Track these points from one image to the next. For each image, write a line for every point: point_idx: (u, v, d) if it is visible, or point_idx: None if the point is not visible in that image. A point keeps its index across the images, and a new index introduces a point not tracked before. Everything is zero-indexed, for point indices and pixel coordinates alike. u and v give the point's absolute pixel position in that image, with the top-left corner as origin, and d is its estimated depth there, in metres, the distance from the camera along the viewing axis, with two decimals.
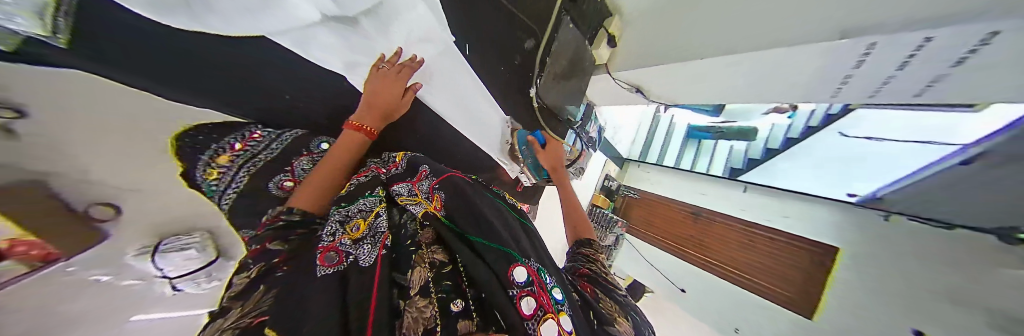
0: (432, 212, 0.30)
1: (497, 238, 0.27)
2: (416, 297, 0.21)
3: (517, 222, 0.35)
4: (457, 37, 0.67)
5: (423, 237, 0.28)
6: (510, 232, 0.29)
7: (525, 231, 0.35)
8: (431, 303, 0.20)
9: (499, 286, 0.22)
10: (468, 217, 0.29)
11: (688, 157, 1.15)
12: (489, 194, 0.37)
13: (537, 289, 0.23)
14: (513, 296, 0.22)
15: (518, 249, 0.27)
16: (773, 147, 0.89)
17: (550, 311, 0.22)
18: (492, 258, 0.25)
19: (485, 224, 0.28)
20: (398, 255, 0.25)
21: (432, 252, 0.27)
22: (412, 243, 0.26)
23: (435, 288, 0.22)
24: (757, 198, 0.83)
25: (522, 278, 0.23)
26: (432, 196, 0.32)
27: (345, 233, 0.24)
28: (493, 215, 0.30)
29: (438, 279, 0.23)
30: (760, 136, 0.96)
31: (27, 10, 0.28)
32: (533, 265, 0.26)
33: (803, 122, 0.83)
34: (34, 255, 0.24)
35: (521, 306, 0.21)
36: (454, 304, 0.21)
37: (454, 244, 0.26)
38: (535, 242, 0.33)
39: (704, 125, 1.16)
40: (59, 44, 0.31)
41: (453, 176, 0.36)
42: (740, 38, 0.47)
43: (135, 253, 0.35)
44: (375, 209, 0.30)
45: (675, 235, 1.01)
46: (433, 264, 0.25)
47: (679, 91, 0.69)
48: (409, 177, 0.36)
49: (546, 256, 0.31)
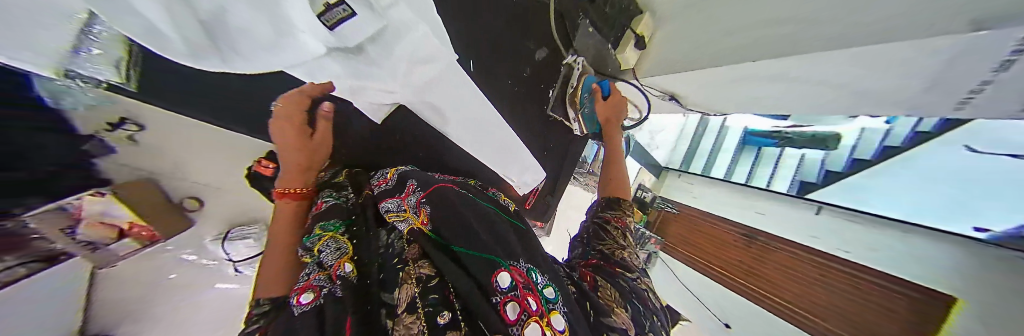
0: (417, 227, 0.31)
1: (480, 245, 0.26)
2: (403, 315, 0.20)
3: (507, 224, 0.33)
4: (460, 53, 0.63)
5: (408, 254, 0.29)
6: (495, 236, 0.28)
7: (517, 233, 0.33)
8: (419, 318, 0.19)
9: (481, 295, 0.21)
10: (450, 227, 0.28)
11: (744, 168, 0.98)
12: (466, 193, 0.37)
13: (524, 291, 0.22)
14: (496, 304, 0.21)
15: (504, 251, 0.26)
16: (862, 158, 0.66)
17: (537, 313, 0.20)
18: (476, 268, 0.24)
19: (465, 231, 0.27)
20: (386, 275, 0.26)
21: (419, 268, 0.26)
22: (399, 261, 0.28)
23: (422, 303, 0.21)
24: (828, 222, 0.61)
25: (505, 283, 0.22)
26: (419, 210, 0.33)
27: (322, 271, 0.26)
28: (477, 221, 0.29)
29: (425, 293, 0.22)
30: (844, 143, 0.73)
31: (106, 66, 0.37)
32: (523, 267, 0.25)
33: (909, 127, 0.58)
34: (144, 235, 0.45)
35: (504, 313, 0.20)
36: (441, 316, 0.20)
37: (438, 260, 0.26)
38: (528, 242, 0.32)
39: (763, 130, 0.99)
40: (127, 86, 0.42)
41: (442, 188, 0.35)
42: (792, 38, 0.39)
43: (212, 237, 0.58)
44: (324, 238, 0.31)
45: (722, 261, 0.82)
46: (420, 279, 0.24)
47: (717, 93, 0.60)
48: (399, 193, 0.38)
49: (538, 255, 0.29)
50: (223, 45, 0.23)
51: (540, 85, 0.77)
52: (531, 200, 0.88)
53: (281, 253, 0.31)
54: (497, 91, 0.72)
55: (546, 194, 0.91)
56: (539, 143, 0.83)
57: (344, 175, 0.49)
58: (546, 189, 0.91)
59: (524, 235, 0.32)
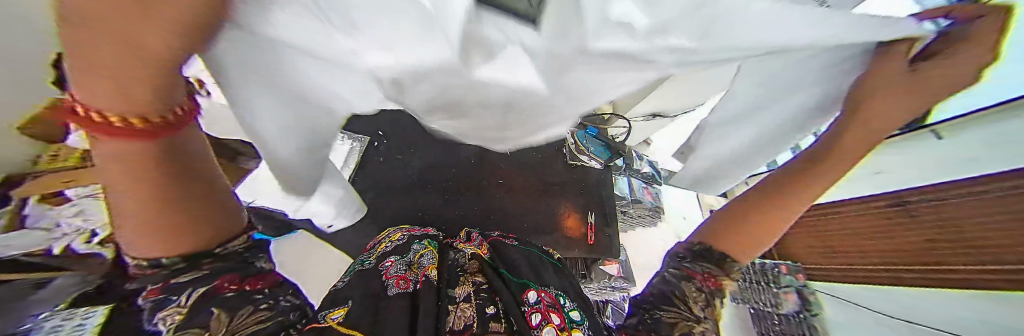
0: (479, 253, 0.32)
1: (522, 273, 0.28)
2: (458, 303, 0.23)
3: (551, 265, 0.33)
4: None
5: (468, 266, 0.30)
6: (534, 266, 0.30)
7: (562, 273, 0.32)
8: (470, 306, 0.23)
9: (512, 300, 0.24)
10: (505, 260, 0.30)
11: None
12: (518, 244, 0.35)
13: (547, 307, 0.23)
14: (524, 311, 0.23)
15: (537, 278, 0.27)
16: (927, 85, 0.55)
17: (560, 326, 0.22)
18: (515, 287, 0.26)
19: (513, 261, 0.30)
20: (448, 276, 0.28)
21: (473, 277, 0.28)
22: (461, 270, 0.29)
23: (474, 297, 0.24)
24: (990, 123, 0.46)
25: (533, 298, 0.24)
26: (482, 244, 0.33)
27: (411, 270, 0.28)
28: (523, 257, 0.31)
29: (476, 291, 0.25)
30: None
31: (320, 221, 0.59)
32: (552, 291, 0.26)
33: None
34: None
35: (529, 319, 0.22)
36: (488, 307, 0.23)
37: (489, 274, 0.27)
38: (569, 277, 0.31)
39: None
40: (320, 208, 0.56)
41: (499, 242, 0.34)
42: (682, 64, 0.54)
43: None
44: (427, 248, 0.32)
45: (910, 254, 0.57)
46: (474, 283, 0.27)
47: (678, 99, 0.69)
48: (463, 237, 0.37)
49: (572, 285, 0.30)
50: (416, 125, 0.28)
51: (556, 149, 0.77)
52: (592, 236, 0.73)
53: (209, 183, 0.19)
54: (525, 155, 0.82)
55: (604, 226, 0.74)
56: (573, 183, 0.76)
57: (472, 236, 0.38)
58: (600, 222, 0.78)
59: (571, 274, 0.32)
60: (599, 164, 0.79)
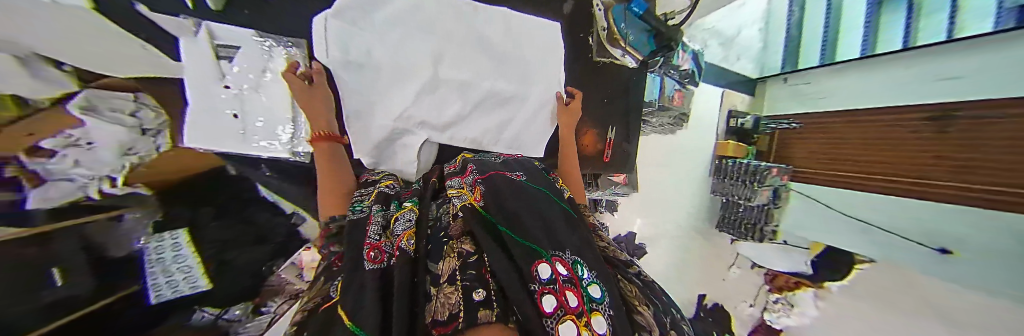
0: (470, 203, 0.27)
1: (526, 234, 0.24)
2: (444, 286, 0.21)
3: (558, 209, 0.30)
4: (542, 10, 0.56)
5: (452, 229, 0.28)
6: (541, 221, 0.26)
7: (569, 221, 0.29)
8: (457, 290, 0.20)
9: (518, 278, 0.20)
10: (502, 212, 0.25)
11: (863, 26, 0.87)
12: (525, 181, 0.32)
13: (563, 285, 0.21)
14: (534, 291, 0.19)
15: (549, 242, 0.24)
16: None
17: (575, 311, 0.19)
18: (516, 251, 0.22)
19: (521, 216, 0.25)
20: (433, 247, 0.26)
21: (461, 244, 0.26)
22: (445, 236, 0.27)
23: (461, 276, 0.22)
24: None
25: (545, 274, 0.20)
26: (474, 188, 0.29)
27: (385, 233, 0.26)
28: (530, 215, 0.26)
29: (465, 267, 0.23)
30: None
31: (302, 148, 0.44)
32: (568, 258, 0.23)
33: None
34: None
35: (540, 304, 0.19)
36: (476, 292, 0.20)
37: (479, 235, 0.23)
38: (579, 231, 0.29)
39: None
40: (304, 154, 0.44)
41: (496, 176, 0.31)
42: None
43: None
44: (406, 208, 0.29)
45: None
46: (461, 254, 0.24)
47: None
48: (458, 174, 0.34)
49: (585, 242, 0.28)
50: (409, 110, 0.42)
51: (579, 35, 0.63)
52: (607, 153, 0.77)
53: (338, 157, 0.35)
54: (576, 53, 0.64)
55: (621, 142, 0.79)
56: (594, 92, 0.70)
57: (463, 165, 0.37)
58: (618, 140, 0.79)
59: (572, 223, 0.29)
60: (636, 61, 0.73)
